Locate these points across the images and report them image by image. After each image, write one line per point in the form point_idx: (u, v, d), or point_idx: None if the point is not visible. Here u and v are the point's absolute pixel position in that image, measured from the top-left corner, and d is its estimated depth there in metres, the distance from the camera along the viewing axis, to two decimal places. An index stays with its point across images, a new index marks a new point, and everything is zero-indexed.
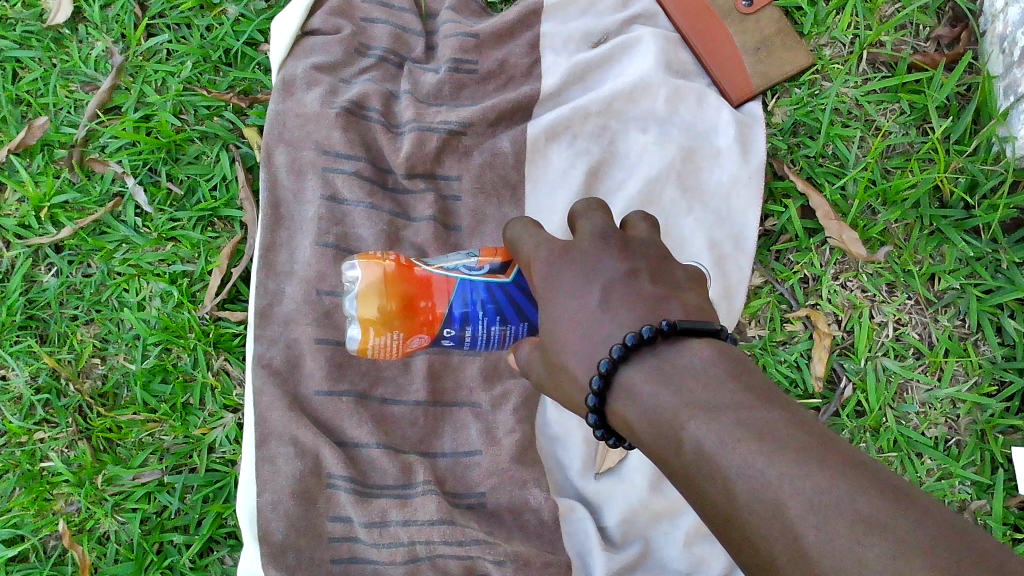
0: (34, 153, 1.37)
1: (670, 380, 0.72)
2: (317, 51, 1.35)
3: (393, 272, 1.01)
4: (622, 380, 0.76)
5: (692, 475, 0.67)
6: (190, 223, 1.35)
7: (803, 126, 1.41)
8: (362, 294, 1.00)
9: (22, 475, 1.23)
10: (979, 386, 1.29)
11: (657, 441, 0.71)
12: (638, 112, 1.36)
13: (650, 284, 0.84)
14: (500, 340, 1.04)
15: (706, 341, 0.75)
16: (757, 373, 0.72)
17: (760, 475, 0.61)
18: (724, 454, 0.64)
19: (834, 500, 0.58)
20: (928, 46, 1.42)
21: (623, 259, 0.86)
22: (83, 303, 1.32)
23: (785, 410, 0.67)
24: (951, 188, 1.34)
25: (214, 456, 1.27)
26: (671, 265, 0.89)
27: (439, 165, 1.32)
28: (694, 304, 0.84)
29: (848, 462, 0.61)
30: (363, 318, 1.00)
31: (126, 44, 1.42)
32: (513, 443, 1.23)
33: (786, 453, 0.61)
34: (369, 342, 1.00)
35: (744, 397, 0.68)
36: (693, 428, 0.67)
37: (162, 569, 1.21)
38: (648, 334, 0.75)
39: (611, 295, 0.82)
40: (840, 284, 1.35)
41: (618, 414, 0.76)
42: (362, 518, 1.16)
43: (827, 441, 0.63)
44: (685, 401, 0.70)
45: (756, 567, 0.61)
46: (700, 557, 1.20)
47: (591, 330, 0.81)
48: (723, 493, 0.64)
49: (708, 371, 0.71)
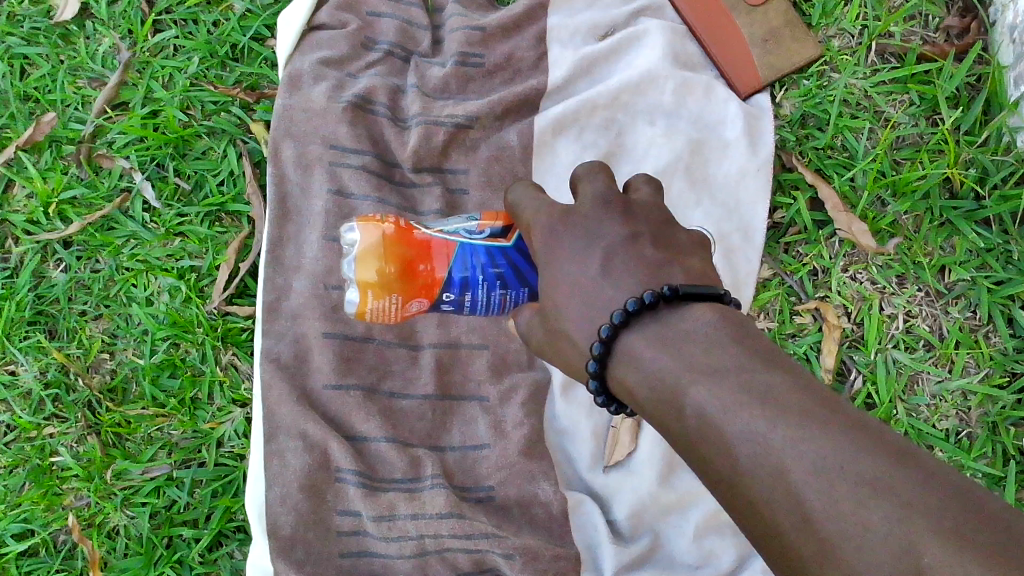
0: (43, 150, 1.38)
1: (672, 346, 0.73)
2: (323, 45, 1.35)
3: (393, 235, 1.03)
4: (623, 346, 0.77)
5: (695, 439, 0.68)
6: (198, 218, 1.36)
7: (811, 117, 1.40)
8: (361, 257, 1.02)
9: (32, 470, 1.24)
10: (990, 378, 1.28)
11: (659, 407, 0.72)
12: (645, 105, 1.36)
13: (653, 248, 0.85)
14: (500, 306, 1.05)
15: (707, 307, 0.77)
16: (760, 338, 0.74)
17: (764, 440, 0.62)
18: (727, 419, 0.65)
19: (837, 463, 0.59)
20: (937, 37, 1.41)
21: (626, 221, 0.87)
22: (91, 298, 1.32)
23: (788, 375, 0.68)
24: (962, 179, 1.32)
25: (223, 451, 1.27)
26: (673, 228, 0.89)
27: (446, 159, 1.32)
28: (697, 270, 0.85)
29: (851, 423, 0.62)
30: (362, 281, 1.01)
31: (133, 40, 1.42)
32: (521, 436, 1.22)
33: (789, 417, 0.62)
34: (368, 306, 1.02)
35: (746, 361, 0.69)
36: (696, 394, 0.68)
37: (172, 563, 1.22)
38: (650, 299, 0.76)
39: (612, 262, 0.83)
40: (850, 276, 1.34)
41: (618, 381, 0.77)
42: (371, 511, 1.15)
43: (829, 404, 0.64)
44: (687, 366, 0.71)
45: (758, 530, 0.62)
46: (710, 550, 1.19)
47: (591, 295, 0.82)
48: (725, 457, 0.65)
49: (710, 336, 0.73)
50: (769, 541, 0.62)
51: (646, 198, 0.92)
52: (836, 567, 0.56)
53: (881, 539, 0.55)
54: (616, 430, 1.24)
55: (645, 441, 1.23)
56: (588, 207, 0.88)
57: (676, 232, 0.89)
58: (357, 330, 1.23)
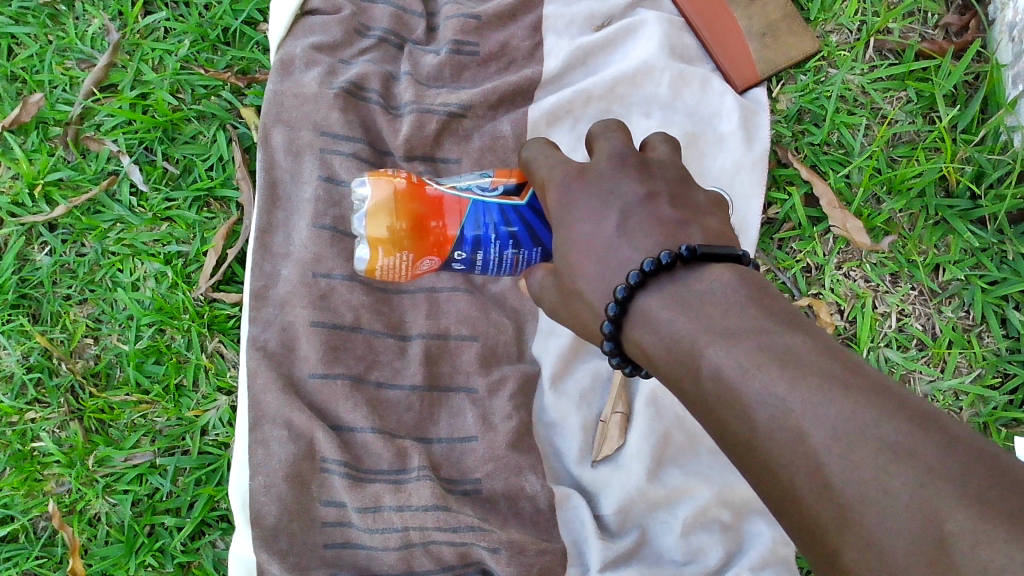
0: (29, 131, 1.36)
1: (689, 308, 0.75)
2: (316, 30, 1.33)
3: (405, 190, 1.04)
4: (639, 307, 0.79)
5: (711, 400, 0.70)
6: (186, 203, 1.34)
7: (808, 113, 1.39)
8: (372, 212, 1.04)
9: (12, 455, 1.22)
10: (982, 378, 1.27)
11: (676, 369, 0.74)
12: (641, 97, 1.34)
13: (670, 207, 0.86)
14: (512, 266, 1.07)
15: (725, 267, 0.77)
16: (778, 297, 0.75)
17: (782, 403, 0.64)
18: (744, 381, 0.66)
19: (857, 427, 0.60)
20: (936, 34, 1.40)
21: (643, 180, 0.88)
22: (76, 282, 1.30)
23: (809, 335, 0.69)
24: (958, 177, 1.32)
25: (207, 439, 1.25)
26: (690, 188, 0.91)
27: (438, 148, 1.30)
28: (714, 230, 0.85)
29: (871, 385, 0.63)
30: (372, 237, 1.03)
31: (123, 21, 1.40)
32: (509, 430, 1.21)
33: (808, 380, 0.64)
34: (379, 263, 1.05)
35: (764, 323, 0.70)
36: (712, 355, 0.70)
37: (153, 551, 1.21)
38: (667, 260, 0.78)
39: (628, 219, 0.84)
40: (843, 273, 1.34)
41: (635, 342, 0.79)
42: (355, 503, 1.14)
43: (850, 364, 0.66)
44: (704, 327, 0.72)
45: (776, 492, 0.65)
46: (697, 547, 1.18)
47: (605, 255, 0.83)
48: (742, 421, 0.67)
49: (728, 296, 0.74)
50: (787, 504, 0.64)
51: (663, 158, 0.94)
52: (856, 533, 0.59)
53: (903, 505, 0.57)
54: (605, 424, 1.24)
55: (634, 435, 1.22)
56: (605, 166, 0.90)
57: (693, 192, 0.90)
58: (346, 318, 1.21)
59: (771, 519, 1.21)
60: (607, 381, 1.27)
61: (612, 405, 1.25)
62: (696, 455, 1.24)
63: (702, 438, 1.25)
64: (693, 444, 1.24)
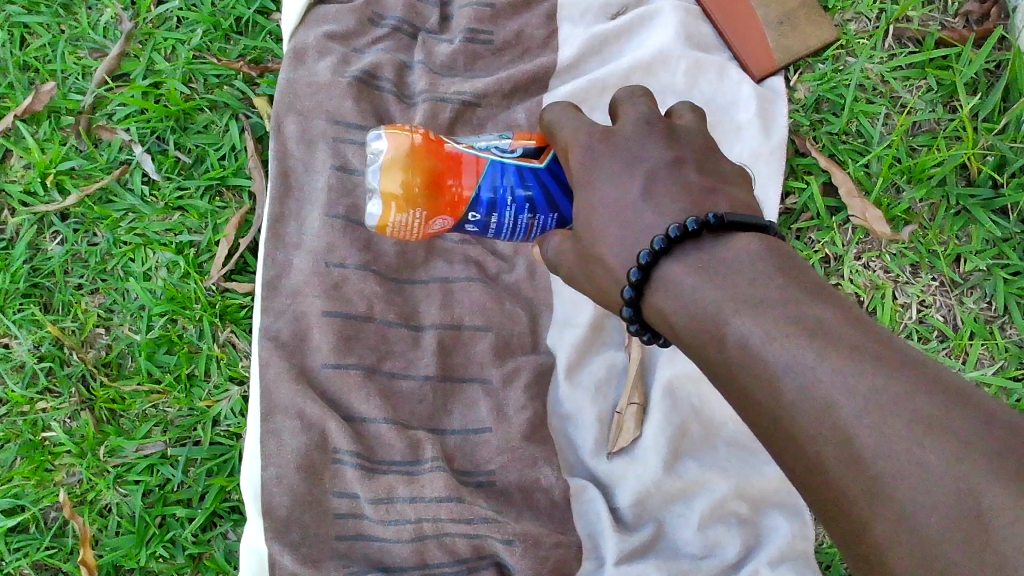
0: (41, 120, 1.36)
1: (715, 276, 0.73)
2: (329, 19, 1.32)
3: (421, 145, 1.00)
4: (662, 274, 0.76)
5: (735, 371, 0.68)
6: (198, 192, 1.33)
7: (826, 102, 1.38)
8: (386, 167, 0.99)
9: (23, 445, 1.21)
10: (1005, 370, 1.25)
11: (700, 338, 0.72)
12: (657, 85, 1.32)
13: (697, 173, 0.84)
14: (527, 230, 1.05)
15: (754, 237, 0.76)
16: (807, 269, 0.73)
17: (812, 373, 0.62)
18: (773, 350, 0.65)
19: (891, 399, 0.59)
20: (956, 23, 1.38)
21: (670, 147, 0.86)
22: (88, 271, 1.30)
23: (838, 306, 0.67)
24: (978, 165, 1.30)
25: (219, 429, 1.24)
26: (717, 157, 0.88)
27: (452, 136, 1.28)
28: (740, 199, 0.84)
29: (905, 360, 0.62)
30: (386, 193, 0.99)
31: (135, 11, 1.40)
32: (524, 420, 1.20)
33: (839, 350, 0.62)
34: (390, 219, 1.00)
35: (793, 294, 0.68)
36: (738, 324, 0.68)
37: (163, 542, 1.19)
38: (693, 227, 0.75)
39: (654, 184, 0.82)
40: (863, 263, 1.31)
41: (655, 309, 0.77)
42: (369, 494, 1.13)
43: (881, 337, 0.64)
44: (730, 296, 0.71)
45: (801, 464, 0.63)
46: (714, 540, 1.16)
47: (629, 220, 0.82)
48: (768, 391, 0.65)
49: (755, 266, 0.72)
50: (814, 477, 0.62)
51: (690, 125, 0.91)
52: (885, 505, 0.58)
53: (938, 480, 0.56)
54: (621, 415, 1.21)
55: (651, 428, 1.20)
56: (630, 130, 0.87)
57: (721, 161, 0.88)
58: (358, 309, 1.20)
59: (790, 513, 1.19)
60: (623, 371, 1.25)
61: (627, 397, 1.22)
62: (713, 447, 1.22)
63: (721, 429, 1.22)
64: (711, 436, 1.22)
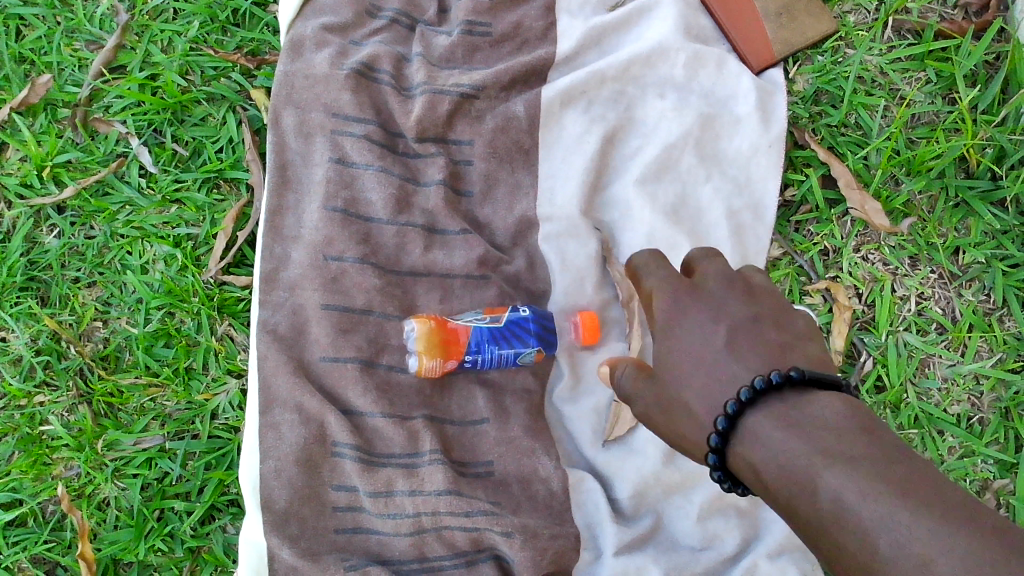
0: (38, 113, 1.35)
1: (802, 431, 0.71)
2: (327, 10, 1.32)
3: (438, 346, 1.15)
4: (748, 427, 0.75)
5: (827, 528, 0.65)
6: (196, 184, 1.33)
7: (825, 94, 1.37)
8: (420, 356, 1.15)
9: (21, 439, 1.21)
10: (1003, 362, 1.25)
11: (789, 492, 0.69)
12: (656, 78, 1.33)
13: (777, 330, 0.82)
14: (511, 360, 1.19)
15: (835, 397, 0.73)
16: (892, 434, 0.70)
17: (904, 530, 0.60)
18: (863, 505, 0.62)
19: (994, 563, 0.56)
20: (956, 14, 1.38)
21: (749, 303, 0.85)
22: (84, 264, 1.29)
23: (928, 472, 0.65)
24: (978, 158, 1.30)
25: (217, 423, 1.24)
26: (792, 314, 0.86)
27: (450, 129, 1.28)
28: (817, 355, 0.81)
29: (1004, 529, 0.59)
30: (424, 359, 1.15)
31: (132, 3, 1.39)
32: (521, 413, 1.20)
33: (934, 512, 0.60)
34: (428, 368, 1.15)
35: (885, 453, 0.66)
36: (828, 478, 0.66)
37: (162, 536, 1.19)
38: (775, 380, 0.74)
39: (737, 339, 0.81)
40: (862, 256, 1.31)
41: (744, 459, 0.75)
42: (367, 487, 1.13)
43: (976, 506, 0.61)
44: (818, 448, 0.68)
45: None
46: (713, 533, 1.17)
47: (711, 367, 0.81)
48: (862, 547, 0.62)
49: (841, 421, 0.70)
50: None
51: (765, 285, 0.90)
52: None
53: None
54: (621, 403, 1.21)
55: None
56: (713, 286, 0.87)
57: (795, 317, 0.86)
58: (358, 302, 1.18)
59: None
60: None
61: None
62: None
63: None
64: None
